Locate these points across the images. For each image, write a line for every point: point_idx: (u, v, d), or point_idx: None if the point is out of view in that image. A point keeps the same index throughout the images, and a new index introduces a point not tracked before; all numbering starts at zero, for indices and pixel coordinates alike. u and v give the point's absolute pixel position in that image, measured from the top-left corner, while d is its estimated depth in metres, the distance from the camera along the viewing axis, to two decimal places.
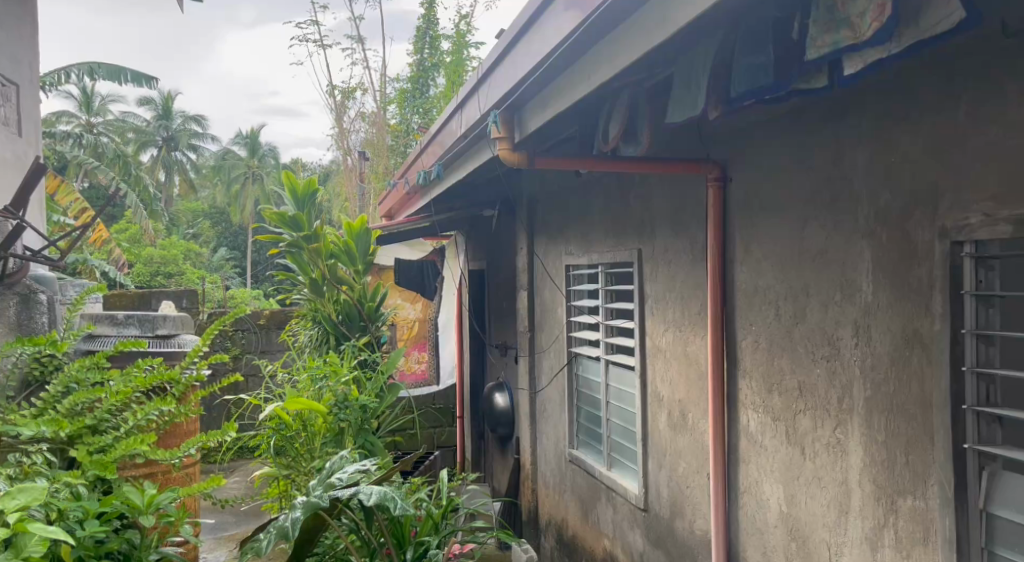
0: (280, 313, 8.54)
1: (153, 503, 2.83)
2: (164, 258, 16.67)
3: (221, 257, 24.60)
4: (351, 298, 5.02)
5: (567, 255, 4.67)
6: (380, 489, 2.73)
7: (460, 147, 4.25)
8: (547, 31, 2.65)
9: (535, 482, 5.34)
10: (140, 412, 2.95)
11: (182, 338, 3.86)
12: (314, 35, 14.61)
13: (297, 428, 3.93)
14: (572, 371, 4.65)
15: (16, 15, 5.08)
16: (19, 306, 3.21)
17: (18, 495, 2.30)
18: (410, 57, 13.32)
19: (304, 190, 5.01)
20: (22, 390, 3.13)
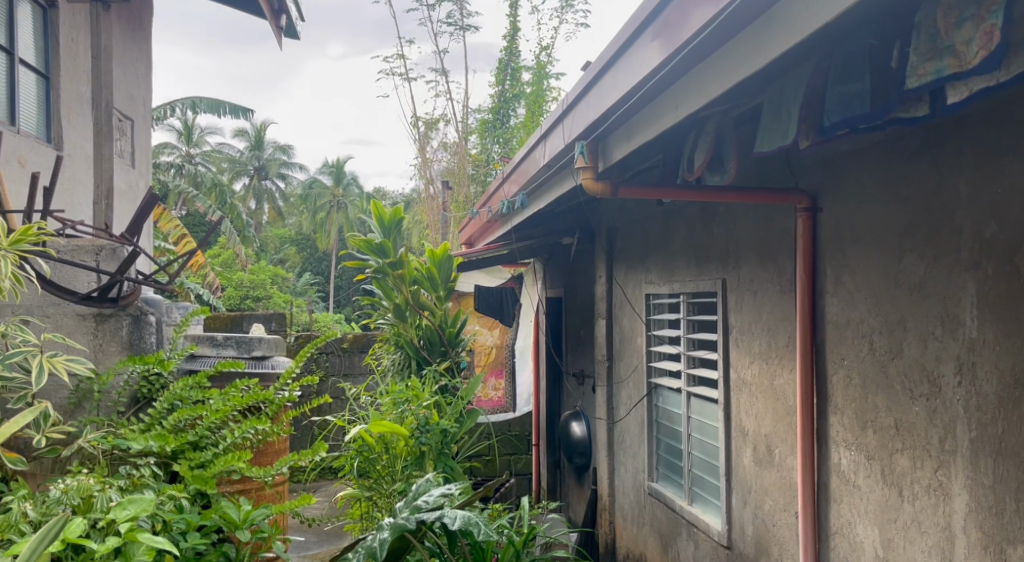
0: (363, 337, 8.77)
1: (249, 518, 2.93)
2: (254, 282, 17.35)
3: (306, 281, 25.43)
4: (432, 323, 5.13)
5: (647, 284, 4.65)
6: (464, 514, 2.76)
7: (544, 176, 4.31)
8: (634, 64, 2.68)
9: (613, 514, 5.29)
10: (238, 430, 3.09)
11: (276, 360, 3.97)
12: (400, 68, 15.30)
13: (380, 451, 4.04)
14: (652, 403, 4.62)
15: (134, 54, 5.47)
16: (130, 326, 3.41)
17: (128, 506, 2.51)
18: (492, 88, 13.70)
19: (391, 219, 5.12)
20: (131, 406, 3.33)
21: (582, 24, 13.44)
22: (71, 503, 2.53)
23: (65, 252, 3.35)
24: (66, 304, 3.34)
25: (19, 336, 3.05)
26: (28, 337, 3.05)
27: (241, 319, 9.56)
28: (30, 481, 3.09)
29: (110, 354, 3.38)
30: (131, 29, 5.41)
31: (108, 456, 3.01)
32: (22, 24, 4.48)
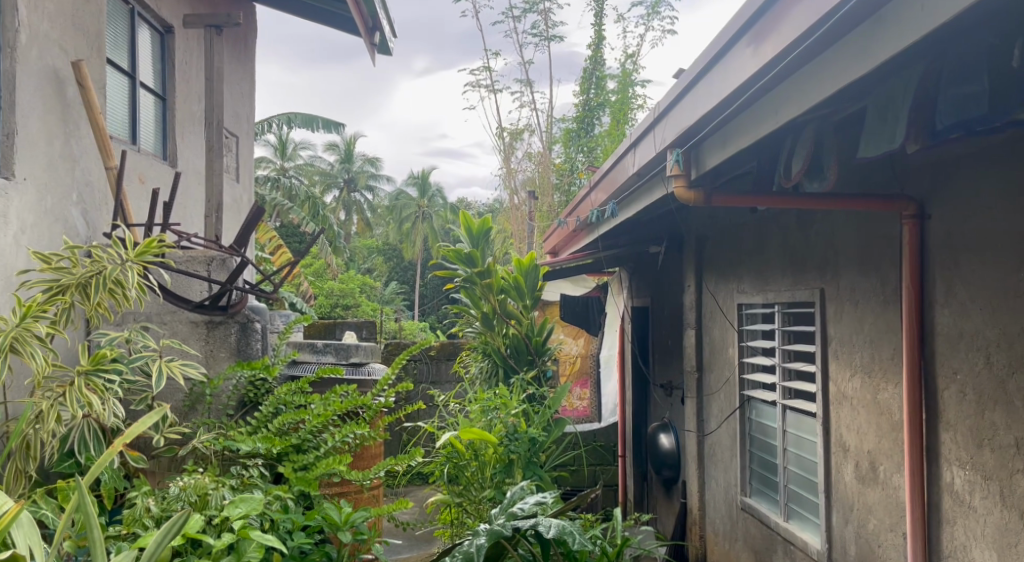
0: (450, 345, 8.90)
1: (349, 520, 3.05)
2: (343, 291, 17.86)
3: (393, 291, 26.02)
4: (519, 332, 5.16)
5: (739, 293, 4.55)
6: (559, 523, 2.76)
7: (635, 184, 4.28)
8: (730, 70, 2.64)
9: (704, 529, 5.18)
10: (338, 434, 3.21)
11: (372, 366, 4.12)
12: (485, 80, 15.54)
13: (469, 458, 4.09)
14: (745, 415, 4.50)
15: (240, 73, 5.73)
16: (238, 333, 3.61)
17: (240, 505, 2.70)
18: (577, 98, 13.74)
19: (479, 228, 5.21)
20: (239, 410, 3.50)
21: (669, 30, 13.29)
22: (188, 500, 2.72)
23: (181, 262, 3.63)
24: (182, 311, 3.59)
25: (141, 341, 3.23)
26: (149, 343, 3.23)
27: (334, 327, 9.85)
28: (149, 478, 3.31)
29: (220, 360, 3.61)
30: (237, 50, 5.68)
31: (220, 457, 3.18)
32: (141, 48, 4.77)
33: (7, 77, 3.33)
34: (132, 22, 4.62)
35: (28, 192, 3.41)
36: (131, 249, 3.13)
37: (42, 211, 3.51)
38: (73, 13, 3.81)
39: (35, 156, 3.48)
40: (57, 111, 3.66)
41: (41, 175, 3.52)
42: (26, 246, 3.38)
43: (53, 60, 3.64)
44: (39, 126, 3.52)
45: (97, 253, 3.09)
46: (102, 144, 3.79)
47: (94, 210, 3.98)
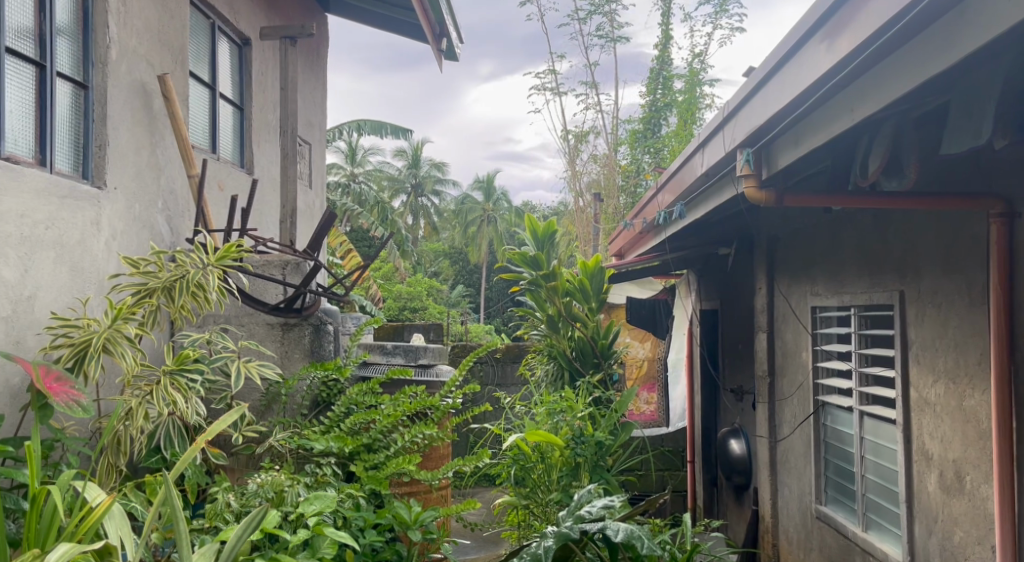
0: (516, 348, 8.94)
1: (419, 519, 3.13)
2: (411, 294, 18.14)
3: (459, 294, 26.28)
4: (584, 335, 5.13)
5: (813, 296, 4.44)
6: (627, 527, 2.75)
7: (702, 185, 4.21)
8: (803, 68, 2.58)
9: (776, 537, 5.05)
10: (408, 435, 3.31)
11: (439, 368, 4.16)
12: (551, 83, 15.59)
13: (535, 460, 4.10)
14: (819, 422, 4.39)
15: (312, 83, 5.90)
16: (312, 335, 3.73)
17: (314, 502, 2.77)
18: (643, 98, 13.66)
19: (544, 231, 5.25)
20: (312, 410, 3.61)
21: (737, 28, 13.07)
22: (265, 496, 2.83)
23: (258, 266, 3.76)
24: (259, 313, 3.72)
25: (221, 342, 3.37)
26: (228, 344, 3.37)
27: (402, 329, 10.02)
28: (229, 474, 3.44)
29: (295, 360, 3.73)
30: (310, 60, 5.84)
31: (296, 455, 3.29)
32: (221, 60, 4.96)
33: (100, 92, 3.51)
34: (213, 36, 4.80)
35: (118, 200, 3.58)
36: (212, 254, 3.28)
37: (130, 218, 3.68)
38: (159, 29, 3.99)
39: (124, 166, 3.65)
40: (144, 123, 3.84)
41: (130, 184, 3.69)
42: (116, 251, 3.55)
43: (140, 74, 3.81)
44: (128, 137, 3.70)
45: (181, 258, 3.23)
46: (184, 150, 3.93)
47: (177, 217, 4.15)
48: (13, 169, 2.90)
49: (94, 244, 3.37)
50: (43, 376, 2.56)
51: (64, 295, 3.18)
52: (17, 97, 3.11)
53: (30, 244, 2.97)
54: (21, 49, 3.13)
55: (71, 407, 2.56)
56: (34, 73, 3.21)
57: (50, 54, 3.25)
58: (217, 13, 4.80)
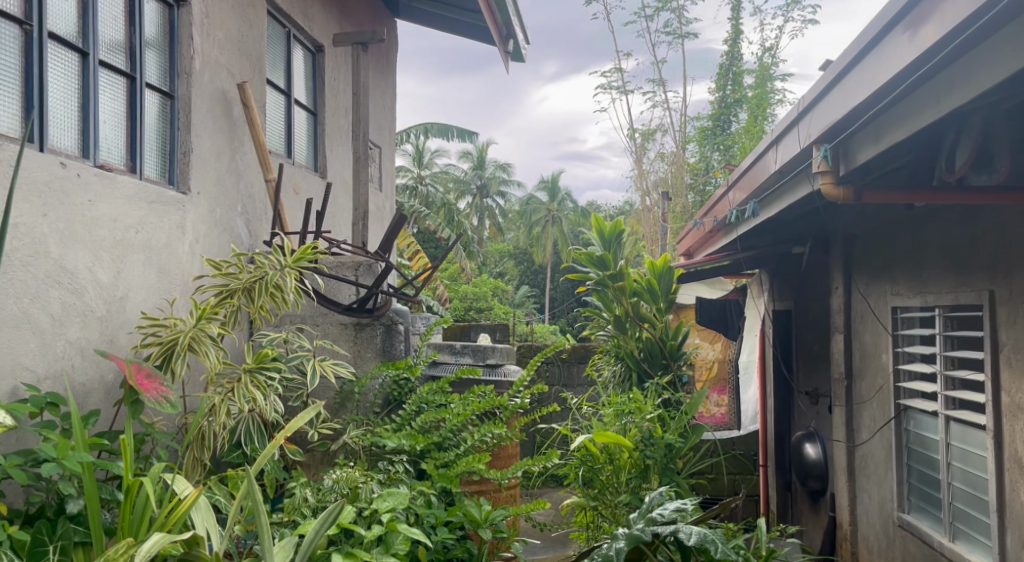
0: (583, 348, 8.93)
1: (489, 518, 3.15)
2: (476, 294, 18.29)
3: (525, 294, 26.36)
4: (653, 336, 5.06)
5: (893, 296, 4.28)
6: (700, 531, 2.70)
7: (776, 182, 4.12)
8: (883, 60, 2.50)
9: (855, 545, 4.89)
10: (477, 434, 3.35)
11: (507, 368, 4.18)
12: (617, 82, 15.52)
13: (603, 461, 4.08)
14: (901, 426, 4.23)
15: (383, 87, 6.01)
16: (383, 335, 3.83)
17: (388, 498, 2.84)
18: (712, 95, 13.45)
19: (611, 231, 5.22)
20: (385, 408, 3.70)
21: (810, 20, 12.73)
22: (341, 492, 2.91)
23: (332, 267, 3.89)
24: (333, 313, 3.83)
25: (297, 342, 3.48)
26: (304, 343, 3.47)
27: (469, 329, 10.12)
28: (305, 470, 3.53)
29: (367, 359, 3.82)
30: (381, 65, 5.95)
31: (369, 453, 3.37)
32: (295, 67, 5.10)
33: (185, 101, 3.66)
34: (288, 43, 4.94)
35: (201, 205, 3.72)
36: (289, 255, 3.38)
37: (212, 222, 3.82)
38: (239, 39, 4.13)
39: (206, 171, 3.79)
40: (225, 130, 3.98)
41: (212, 189, 3.83)
42: (200, 254, 3.69)
43: (221, 83, 3.95)
44: (210, 143, 3.84)
45: (260, 260, 3.34)
46: (261, 156, 4.05)
47: (256, 220, 4.29)
48: (108, 176, 3.05)
49: (180, 247, 3.51)
50: (135, 373, 2.69)
51: (152, 296, 3.32)
52: (110, 107, 3.26)
53: (121, 247, 3.11)
54: (114, 62, 3.28)
55: (160, 402, 2.67)
56: (125, 84, 3.36)
57: (139, 66, 3.40)
58: (292, 21, 4.93)
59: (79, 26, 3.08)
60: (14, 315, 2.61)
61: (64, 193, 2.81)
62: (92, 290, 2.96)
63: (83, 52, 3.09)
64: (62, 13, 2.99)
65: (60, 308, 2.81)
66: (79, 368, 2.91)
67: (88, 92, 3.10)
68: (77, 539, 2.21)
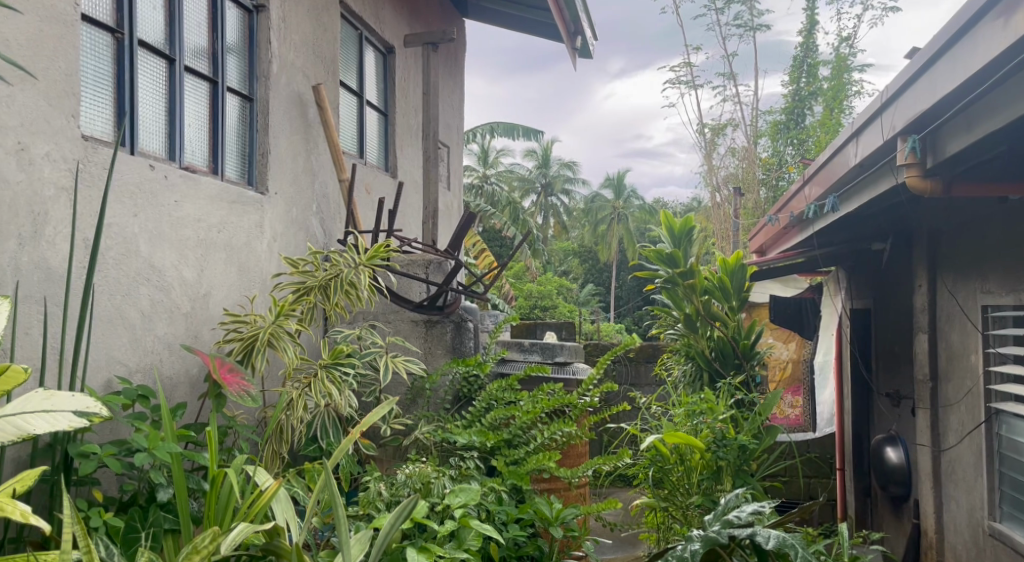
0: (650, 348, 8.84)
1: (560, 516, 3.12)
2: (541, 292, 18.26)
3: (591, 292, 26.23)
4: (725, 334, 4.95)
5: (983, 294, 4.09)
6: (779, 534, 2.63)
7: (856, 176, 3.98)
8: (976, 48, 2.38)
9: (942, 554, 4.68)
10: (546, 431, 3.34)
11: (576, 366, 4.16)
12: (686, 76, 15.35)
13: (675, 462, 3.99)
14: (991, 431, 4.03)
15: (452, 86, 6.06)
16: (453, 332, 3.86)
17: (460, 494, 2.87)
18: (786, 88, 13.09)
19: (682, 228, 5.12)
20: (455, 404, 3.75)
21: (890, 8, 12.26)
22: (414, 487, 2.96)
23: (403, 266, 3.97)
24: (404, 310, 3.90)
25: (370, 338, 3.55)
26: (377, 340, 3.53)
27: (535, 327, 10.14)
28: (378, 464, 3.59)
29: (437, 356, 3.87)
30: (449, 65, 6.00)
31: (440, 448, 3.42)
32: (367, 68, 5.19)
33: (263, 104, 3.77)
34: (361, 46, 5.03)
35: (279, 205, 3.83)
36: (363, 253, 3.44)
37: (289, 221, 3.92)
38: (314, 43, 4.23)
39: (284, 172, 3.89)
40: (301, 131, 4.08)
41: (289, 190, 3.93)
42: (277, 252, 3.79)
43: (297, 85, 4.05)
44: (287, 144, 3.94)
45: (335, 258, 3.41)
46: (335, 156, 4.14)
47: (330, 219, 4.38)
48: (193, 178, 3.16)
49: (259, 245, 3.62)
50: (219, 367, 2.79)
51: (234, 293, 3.43)
52: (194, 111, 3.38)
53: (204, 246, 3.23)
54: (197, 67, 3.40)
55: (242, 396, 2.75)
56: (208, 89, 3.47)
57: (221, 70, 3.52)
58: (364, 23, 5.02)
59: (166, 34, 3.20)
60: (108, 311, 2.72)
61: (153, 194, 2.93)
62: (178, 287, 3.08)
63: (169, 59, 3.21)
64: (150, 21, 3.12)
65: (149, 304, 2.92)
66: (166, 362, 3.02)
67: (174, 96, 3.22)
68: (167, 526, 2.29)
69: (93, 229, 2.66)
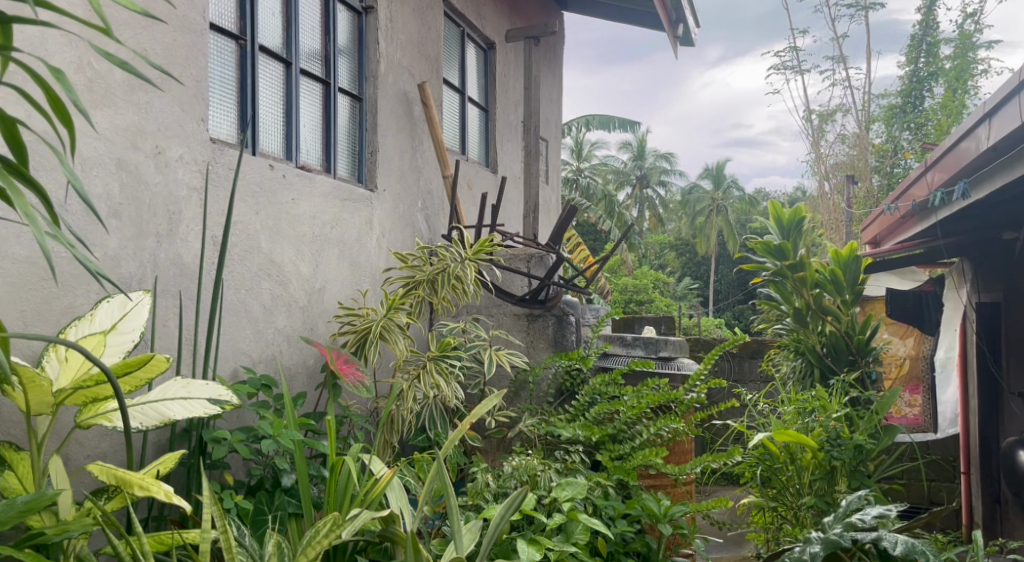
0: (754, 342, 8.61)
1: (669, 513, 3.04)
2: (637, 286, 18.02)
3: (689, 286, 25.72)
4: (838, 330, 4.76)
5: None
6: (907, 540, 2.50)
7: (986, 161, 3.73)
8: None
9: None
10: (651, 427, 3.29)
11: (681, 361, 4.06)
12: (792, 61, 14.94)
13: (785, 461, 3.84)
14: None
15: (552, 79, 6.05)
16: (555, 325, 3.89)
17: (567, 488, 2.87)
18: (902, 69, 12.41)
19: (791, 218, 4.95)
20: (558, 398, 3.75)
21: None
22: (520, 479, 2.98)
23: (506, 259, 4.01)
24: (506, 304, 3.94)
25: (474, 332, 3.59)
26: (481, 333, 3.57)
27: (633, 321, 10.04)
28: (484, 455, 3.65)
29: (540, 350, 3.90)
30: (549, 58, 6.00)
31: (545, 442, 3.44)
32: (469, 66, 5.25)
33: (372, 103, 3.87)
34: (463, 43, 5.09)
35: (387, 201, 3.93)
36: (468, 248, 3.49)
37: (397, 217, 4.02)
38: (419, 41, 4.30)
39: (391, 169, 3.99)
40: (407, 129, 4.17)
41: (396, 186, 4.03)
42: (386, 248, 3.90)
43: (404, 84, 4.14)
44: (394, 142, 4.03)
45: (442, 252, 3.47)
46: (439, 153, 4.21)
47: (435, 215, 4.47)
48: (308, 177, 3.28)
49: (369, 241, 3.73)
50: (336, 358, 2.89)
51: (347, 287, 3.55)
52: (309, 112, 3.51)
53: (319, 242, 3.35)
54: (312, 69, 3.53)
55: (358, 387, 2.84)
56: (321, 90, 3.60)
57: (333, 72, 3.64)
58: (466, 21, 5.08)
59: (283, 39, 3.34)
60: (234, 305, 2.87)
61: (273, 193, 3.06)
62: (296, 282, 3.21)
63: (286, 62, 3.34)
64: (270, 27, 3.26)
65: (270, 298, 3.06)
66: (286, 354, 3.16)
67: (291, 98, 3.36)
68: (291, 510, 2.40)
69: (221, 228, 2.80)
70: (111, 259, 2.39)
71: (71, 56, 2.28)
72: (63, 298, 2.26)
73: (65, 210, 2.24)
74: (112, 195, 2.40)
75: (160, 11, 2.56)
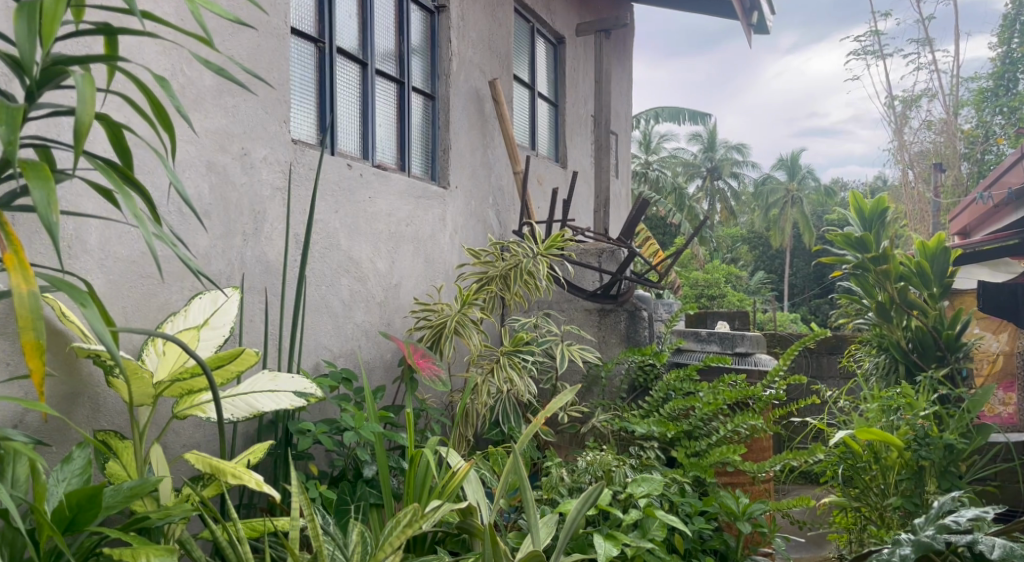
0: (834, 338, 8.35)
1: (747, 511, 2.99)
2: (709, 281, 17.70)
3: (763, 280, 25.12)
4: (924, 325, 4.52)
5: None
6: (1005, 543, 2.39)
7: None
8: None
9: None
10: (728, 423, 3.24)
11: (759, 357, 3.98)
12: (873, 46, 14.43)
13: (869, 460, 3.70)
14: None
15: (622, 73, 6.00)
16: (627, 321, 3.86)
17: (642, 484, 2.85)
18: (994, 50, 11.82)
19: (873, 209, 4.76)
20: (631, 394, 3.72)
21: None
22: (595, 474, 2.97)
23: (578, 254, 4.00)
24: (577, 299, 3.93)
25: (547, 327, 3.60)
26: (553, 328, 3.58)
27: (706, 315, 9.86)
28: (557, 450, 3.65)
29: (612, 345, 3.89)
30: (619, 51, 5.95)
31: (619, 437, 3.42)
32: (539, 61, 5.25)
33: (445, 101, 3.92)
34: (533, 38, 5.09)
35: (460, 198, 3.97)
36: (540, 243, 3.49)
37: (469, 214, 4.06)
38: (490, 38, 4.33)
39: (464, 166, 4.03)
40: (478, 126, 4.20)
41: (468, 182, 4.06)
42: (459, 244, 3.94)
43: (475, 81, 4.17)
44: (466, 139, 4.07)
45: (515, 248, 3.48)
46: (510, 149, 4.23)
47: (506, 211, 4.49)
48: (385, 175, 3.35)
49: (443, 237, 3.78)
50: (413, 353, 2.94)
51: (422, 283, 3.61)
52: (384, 111, 3.57)
53: (395, 239, 3.41)
54: (387, 70, 3.59)
55: (434, 381, 2.89)
56: (396, 89, 3.66)
57: (407, 71, 3.69)
58: (536, 16, 5.08)
59: (360, 40, 3.41)
60: (315, 300, 2.95)
61: (351, 191, 3.14)
62: (374, 278, 3.28)
63: (362, 63, 3.41)
64: (347, 29, 3.33)
65: (349, 294, 3.14)
66: (364, 348, 3.23)
67: (367, 98, 3.42)
68: (372, 500, 2.47)
69: (303, 226, 2.89)
70: (202, 257, 2.49)
71: (167, 64, 2.38)
72: (160, 294, 2.37)
73: (164, 210, 2.35)
74: (204, 196, 2.50)
75: (247, 16, 2.65)
